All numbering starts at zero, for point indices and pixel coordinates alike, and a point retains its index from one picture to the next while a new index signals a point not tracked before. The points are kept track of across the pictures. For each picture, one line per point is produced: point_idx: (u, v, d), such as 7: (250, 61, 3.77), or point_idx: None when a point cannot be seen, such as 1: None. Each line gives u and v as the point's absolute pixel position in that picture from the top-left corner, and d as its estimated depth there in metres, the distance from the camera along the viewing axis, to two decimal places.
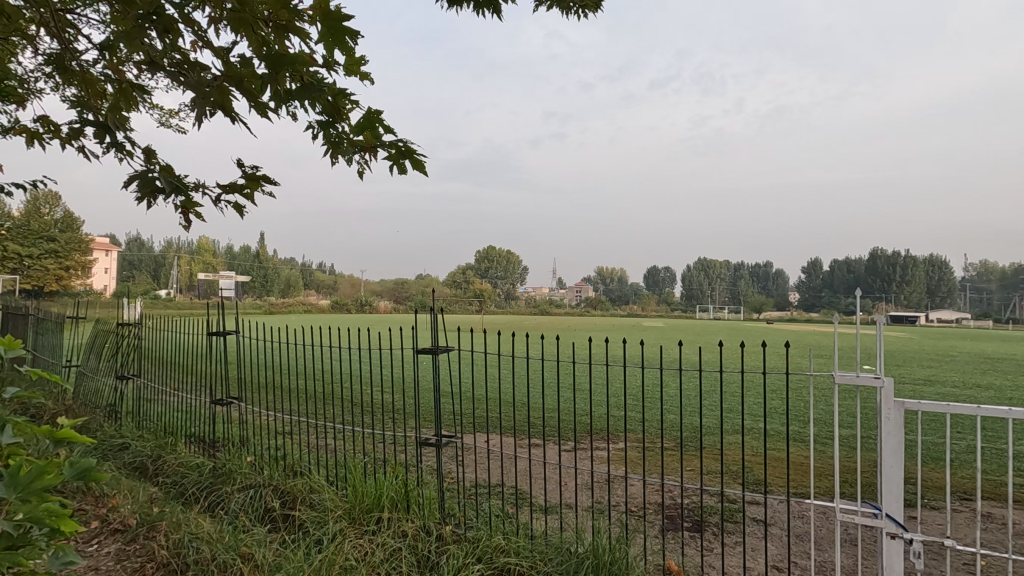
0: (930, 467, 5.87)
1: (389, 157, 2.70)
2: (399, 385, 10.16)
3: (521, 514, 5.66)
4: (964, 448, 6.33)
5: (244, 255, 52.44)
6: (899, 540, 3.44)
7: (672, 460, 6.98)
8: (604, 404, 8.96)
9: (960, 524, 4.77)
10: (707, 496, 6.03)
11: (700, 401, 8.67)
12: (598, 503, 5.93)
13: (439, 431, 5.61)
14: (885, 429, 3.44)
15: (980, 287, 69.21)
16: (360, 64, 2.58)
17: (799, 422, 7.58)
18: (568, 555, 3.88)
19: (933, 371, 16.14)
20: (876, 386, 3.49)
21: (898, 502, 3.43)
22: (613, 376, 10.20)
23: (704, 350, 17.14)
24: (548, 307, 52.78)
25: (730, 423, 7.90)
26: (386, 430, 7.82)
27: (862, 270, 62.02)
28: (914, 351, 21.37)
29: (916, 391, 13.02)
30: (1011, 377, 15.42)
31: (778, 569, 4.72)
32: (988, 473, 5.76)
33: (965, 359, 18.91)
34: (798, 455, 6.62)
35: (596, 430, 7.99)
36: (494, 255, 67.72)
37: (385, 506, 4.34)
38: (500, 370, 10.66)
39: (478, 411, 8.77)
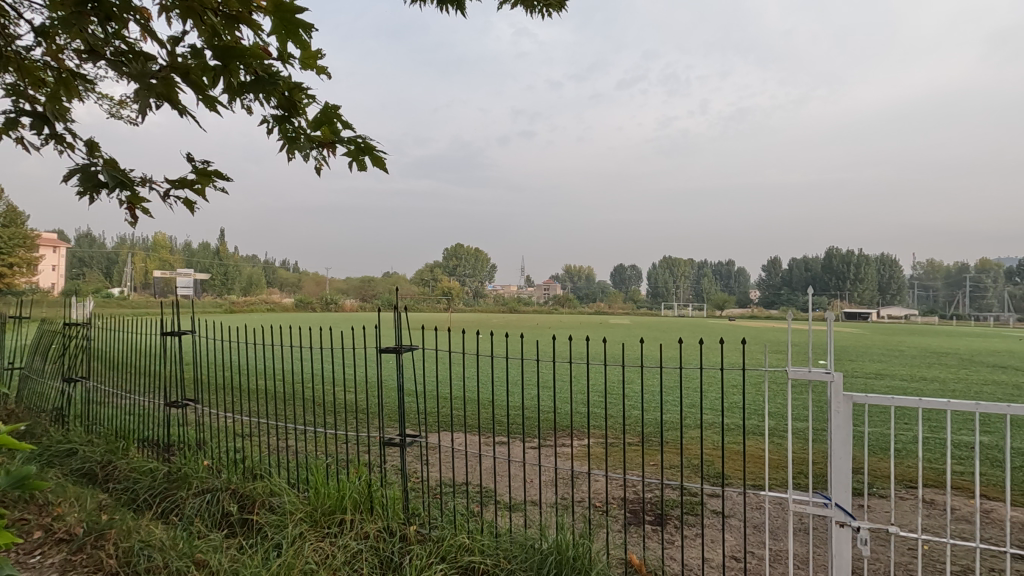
0: (878, 457, 6.14)
1: (348, 154, 2.73)
2: (363, 385, 10.01)
3: (487, 512, 5.70)
4: (909, 438, 6.64)
5: (203, 252, 50.73)
6: (848, 528, 3.59)
7: (634, 454, 7.12)
8: (568, 400, 9.08)
9: (905, 511, 5.01)
10: (668, 489, 6.17)
11: (663, 396, 8.83)
12: (562, 499, 6.01)
13: (403, 431, 5.55)
14: (834, 422, 3.58)
15: (928, 285, 72.59)
16: (317, 57, 2.56)
17: (756, 415, 7.83)
18: (531, 551, 3.89)
19: (882, 366, 16.87)
20: (827, 380, 3.61)
21: (846, 491, 3.58)
22: (578, 373, 10.34)
23: (668, 347, 17.49)
24: (516, 305, 52.88)
25: (690, 418, 8.10)
26: (349, 432, 7.70)
27: (818, 268, 64.24)
28: (866, 346, 22.29)
29: (867, 385, 13.58)
30: (954, 370, 16.24)
31: (734, 559, 4.87)
32: (930, 461, 6.07)
33: (913, 354, 19.81)
34: (755, 448, 6.83)
35: (561, 426, 8.10)
36: (462, 253, 67.49)
37: (348, 508, 4.28)
38: (467, 369, 10.65)
39: (444, 410, 8.75)
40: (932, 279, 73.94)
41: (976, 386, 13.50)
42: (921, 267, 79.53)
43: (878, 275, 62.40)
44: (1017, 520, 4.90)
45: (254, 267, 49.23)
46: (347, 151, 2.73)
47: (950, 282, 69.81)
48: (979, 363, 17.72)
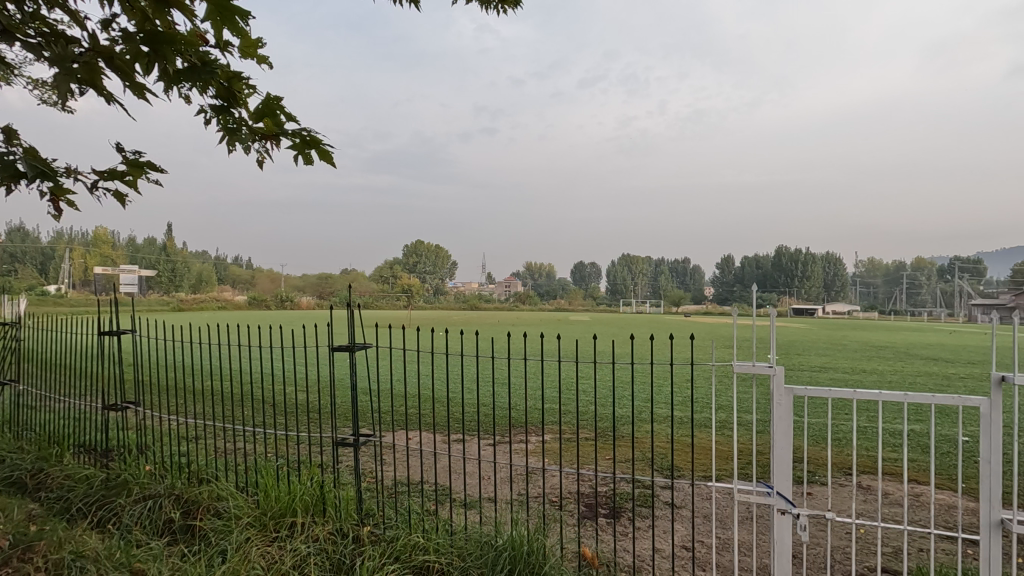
0: (817, 446, 6.45)
1: (293, 146, 2.68)
2: (315, 385, 9.80)
3: (442, 510, 5.69)
4: (847, 427, 6.98)
5: (147, 247, 48.25)
6: (788, 515, 3.75)
7: (587, 449, 7.27)
8: (523, 397, 9.19)
9: (842, 497, 5.28)
10: (621, 482, 6.30)
11: (619, 393, 8.99)
12: (517, 495, 6.06)
13: (357, 431, 5.43)
14: (777, 414, 3.73)
15: (868, 282, 76.61)
16: (257, 46, 2.49)
17: (703, 408, 8.11)
18: (485, 547, 3.89)
19: (826, 359, 17.66)
20: (769, 374, 3.75)
21: (787, 479, 3.74)
22: (532, 370, 10.47)
23: (623, 343, 17.84)
24: (477, 302, 52.74)
25: (641, 411, 8.32)
26: (302, 433, 7.53)
27: (769, 266, 66.75)
28: (808, 341, 23.39)
29: (811, 377, 14.23)
30: (889, 362, 17.23)
31: (683, 548, 5.03)
32: (865, 449, 6.42)
33: (853, 347, 20.89)
34: (703, 439, 7.06)
35: (515, 422, 8.18)
36: (422, 250, 66.79)
37: (299, 510, 4.19)
38: (424, 367, 10.61)
39: (399, 409, 8.69)
40: (872, 277, 77.99)
41: (909, 377, 14.34)
42: (861, 265, 83.90)
43: (823, 273, 65.35)
44: (943, 503, 5.23)
45: (203, 264, 47.20)
46: (292, 145, 2.67)
47: (888, 280, 73.89)
48: (913, 355, 18.80)
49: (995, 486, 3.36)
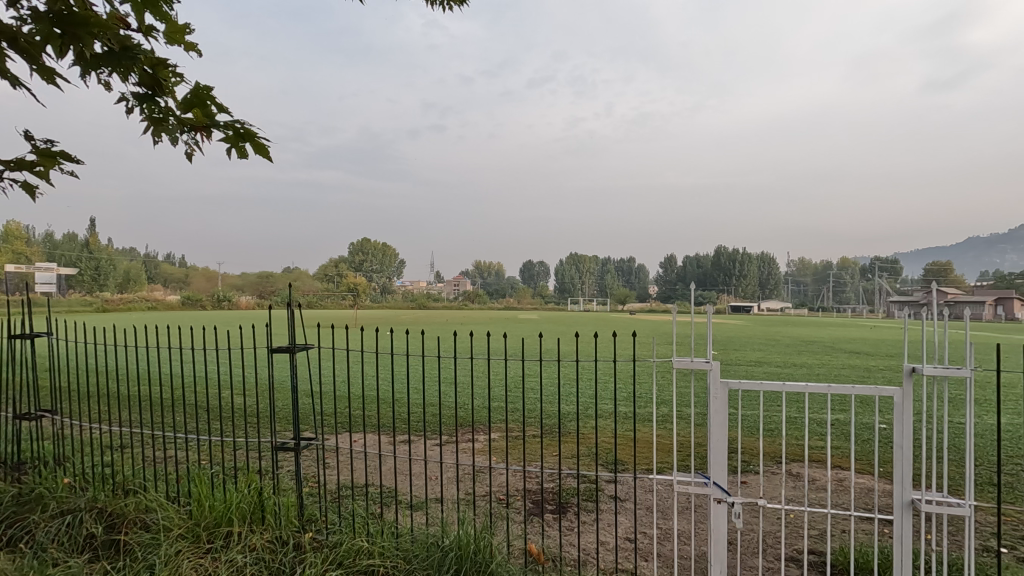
0: (752, 436, 6.76)
1: (226, 139, 2.57)
2: (254, 388, 9.41)
3: (387, 512, 5.60)
4: (778, 417, 7.35)
5: (67, 243, 44.75)
6: (724, 504, 3.91)
7: (533, 445, 7.34)
8: (470, 395, 9.19)
9: (773, 485, 5.57)
10: (566, 477, 6.40)
11: (568, 390, 9.13)
12: (464, 495, 6.04)
13: (298, 435, 5.24)
14: (713, 407, 3.88)
15: (799, 281, 81.05)
16: (185, 32, 2.37)
17: (645, 402, 8.37)
18: (432, 548, 3.85)
19: (761, 354, 18.53)
20: (706, 369, 3.89)
21: (722, 470, 3.92)
22: (480, 368, 10.47)
23: (570, 340, 18.10)
24: (425, 301, 52.12)
25: (586, 407, 8.48)
26: (240, 440, 7.21)
27: (709, 266, 69.46)
28: (745, 337, 24.51)
29: (747, 372, 14.90)
30: (817, 356, 18.30)
31: (626, 540, 5.16)
32: (794, 438, 6.79)
33: (785, 343, 22.04)
34: (646, 433, 7.28)
35: (462, 421, 8.16)
36: (369, 248, 65.41)
37: (235, 519, 4.01)
38: (369, 368, 10.41)
39: (343, 411, 8.48)
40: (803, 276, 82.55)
41: (835, 370, 15.27)
42: (793, 265, 88.70)
43: (759, 272, 68.61)
44: (862, 486, 5.61)
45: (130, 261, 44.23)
46: (225, 137, 2.56)
47: (817, 279, 78.47)
48: (839, 350, 20.01)
49: (907, 469, 3.63)
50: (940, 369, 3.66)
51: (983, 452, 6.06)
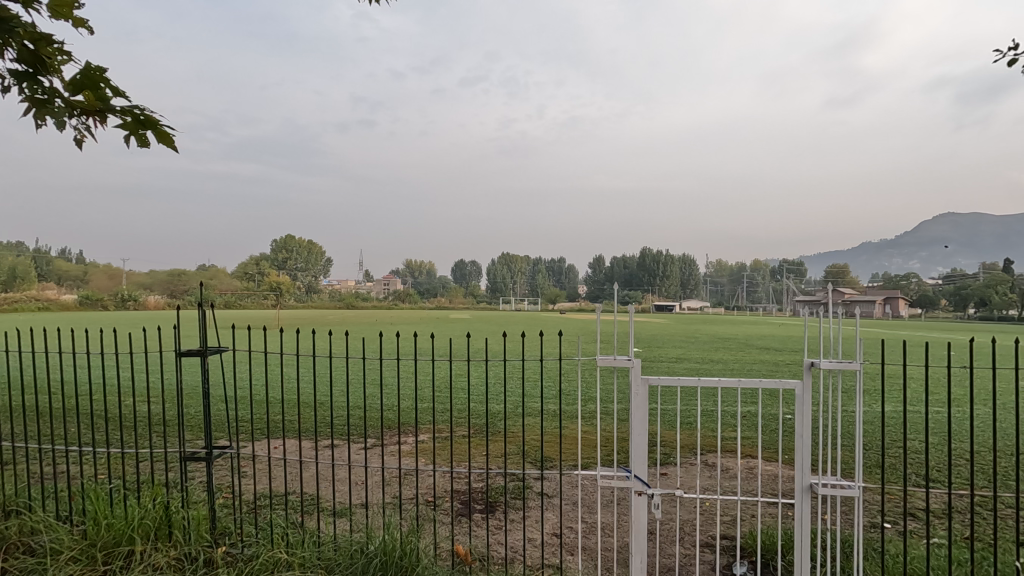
0: (671, 430, 7.08)
1: (123, 126, 2.38)
2: (162, 394, 8.76)
3: (310, 520, 5.38)
4: (694, 410, 7.77)
5: None
6: (643, 496, 4.06)
7: (463, 446, 7.32)
8: (400, 397, 9.04)
9: (689, 475, 5.85)
10: (495, 477, 6.42)
11: (497, 388, 9.21)
12: (391, 499, 5.91)
13: (212, 444, 4.92)
14: (634, 402, 4.02)
15: (717, 281, 85.96)
16: (72, 7, 2.18)
17: (573, 400, 8.56)
18: (356, 555, 3.73)
19: (681, 352, 19.48)
20: (628, 366, 4.03)
21: (642, 463, 4.08)
22: (410, 369, 10.32)
23: (501, 340, 18.20)
24: (353, 300, 50.61)
25: (518, 406, 8.56)
26: (144, 452, 6.67)
27: (635, 266, 72.19)
28: (667, 335, 25.69)
29: (668, 368, 15.59)
30: (732, 352, 19.50)
31: (552, 535, 5.26)
32: (708, 429, 7.19)
33: (702, 340, 23.32)
34: (572, 430, 7.47)
35: (392, 424, 8.00)
36: (294, 245, 62.62)
37: (137, 537, 3.70)
38: (292, 372, 10.00)
39: (264, 417, 8.10)
40: (720, 277, 87.58)
41: (747, 365, 16.32)
42: (711, 266, 93.99)
43: (680, 272, 72.06)
44: (768, 472, 6.02)
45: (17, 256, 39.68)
46: (122, 124, 2.36)
47: (733, 279, 83.58)
48: (750, 346, 21.38)
49: (806, 455, 3.94)
50: (834, 362, 4.00)
51: (871, 437, 6.69)
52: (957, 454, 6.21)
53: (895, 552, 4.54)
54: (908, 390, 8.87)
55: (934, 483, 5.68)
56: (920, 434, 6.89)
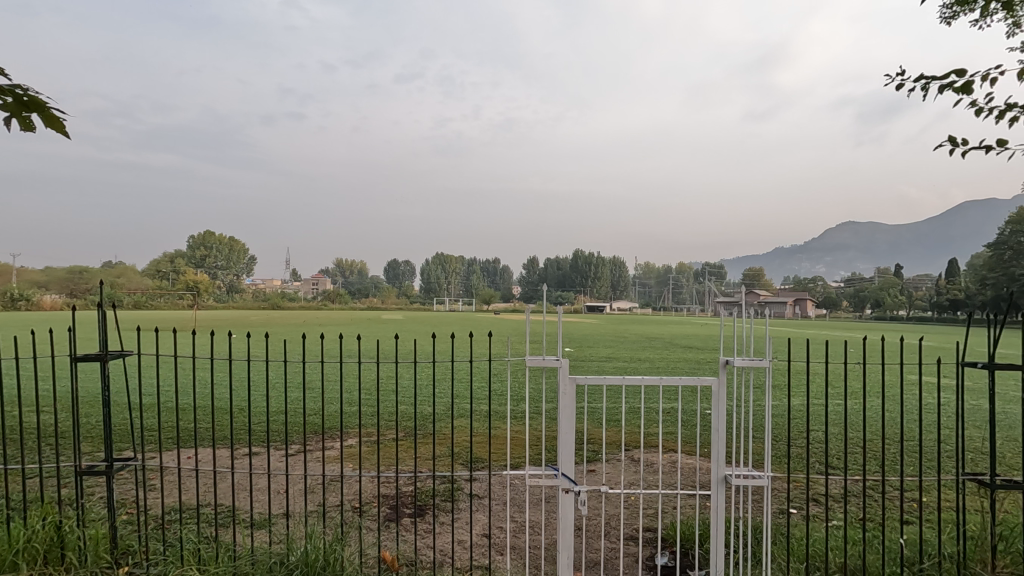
0: (599, 427, 7.28)
1: (5, 108, 2.14)
2: (59, 403, 8.01)
3: (226, 533, 5.08)
4: (621, 408, 8.03)
5: None
6: (570, 493, 4.15)
7: (396, 450, 7.17)
8: (332, 400, 8.78)
9: (614, 472, 6.03)
10: (425, 479, 6.34)
11: (428, 389, 9.13)
12: (316, 506, 5.70)
13: (113, 455, 4.53)
14: (562, 402, 4.10)
15: (645, 283, 89.29)
16: None
17: (507, 399, 8.61)
18: (275, 568, 3.57)
19: (611, 350, 20.11)
20: (556, 366, 4.09)
21: (570, 461, 4.16)
22: (343, 372, 10.04)
23: (435, 340, 18.05)
24: (278, 300, 48.42)
25: (455, 407, 8.52)
26: (35, 467, 6.07)
27: (569, 268, 73.65)
28: (597, 334, 26.39)
29: (598, 368, 16.03)
30: (658, 351, 20.33)
31: (481, 536, 5.25)
32: (633, 425, 7.45)
33: (631, 339, 24.14)
34: (503, 430, 7.51)
35: (320, 428, 7.73)
36: (213, 241, 58.94)
37: (22, 562, 3.34)
38: (212, 378, 9.45)
39: (177, 424, 7.59)
40: (647, 279, 91.05)
41: (672, 363, 17.08)
42: (640, 268, 97.49)
43: (610, 274, 74.27)
44: (687, 465, 6.32)
45: None
46: (2, 106, 2.12)
47: (660, 281, 87.14)
48: (673, 345, 22.37)
49: (721, 447, 4.16)
50: (746, 360, 4.25)
51: (779, 429, 7.17)
52: (852, 442, 6.79)
53: (799, 535, 4.91)
54: (813, 385, 9.58)
55: (833, 470, 6.18)
56: (821, 424, 7.46)
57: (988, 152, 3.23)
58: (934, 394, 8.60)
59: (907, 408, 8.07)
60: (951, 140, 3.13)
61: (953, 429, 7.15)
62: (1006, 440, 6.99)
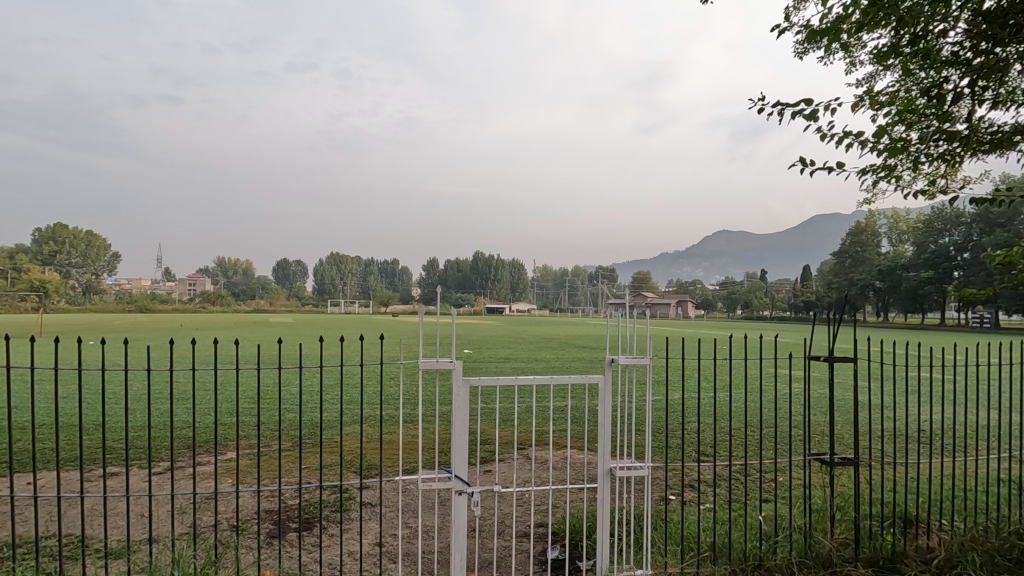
0: (494, 427, 7.38)
1: None
2: None
3: (73, 566, 4.44)
4: (517, 408, 8.19)
5: None
6: (463, 495, 4.14)
7: (284, 460, 6.72)
8: (211, 411, 8.06)
9: (508, 471, 6.12)
10: (313, 490, 6.00)
11: (317, 395, 8.69)
12: (186, 528, 5.17)
13: None
14: (456, 404, 4.08)
15: (543, 285, 91.84)
16: None
17: (403, 403, 8.42)
18: None
19: (510, 351, 20.44)
20: (450, 368, 4.06)
21: (463, 462, 4.15)
22: (224, 382, 9.28)
23: (328, 345, 17.26)
24: (148, 302, 43.70)
25: (348, 414, 8.17)
26: None
27: (469, 269, 73.76)
28: (496, 336, 26.67)
29: (497, 368, 16.21)
30: (553, 351, 20.94)
31: (371, 546, 5.07)
32: (528, 425, 7.63)
33: (528, 340, 24.68)
34: (399, 435, 7.32)
35: (196, 441, 7.07)
36: (64, 236, 51.46)
37: None
38: (63, 392, 8.31)
39: (15, 446, 6.56)
40: (545, 281, 93.71)
41: (567, 363, 17.66)
42: (538, 270, 99.96)
43: (509, 276, 75.51)
44: (578, 461, 6.57)
45: None
46: None
47: (557, 283, 90.05)
48: (568, 345, 23.22)
49: (606, 442, 4.37)
50: (629, 358, 4.50)
51: (660, 422, 7.70)
52: (724, 431, 7.45)
53: (675, 519, 5.29)
54: (691, 379, 10.40)
55: (705, 457, 6.74)
56: (695, 416, 8.12)
57: (830, 173, 3.74)
58: (788, 384, 9.69)
59: (767, 397, 9.02)
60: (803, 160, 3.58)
61: (802, 415, 8.11)
62: (843, 423, 8.05)
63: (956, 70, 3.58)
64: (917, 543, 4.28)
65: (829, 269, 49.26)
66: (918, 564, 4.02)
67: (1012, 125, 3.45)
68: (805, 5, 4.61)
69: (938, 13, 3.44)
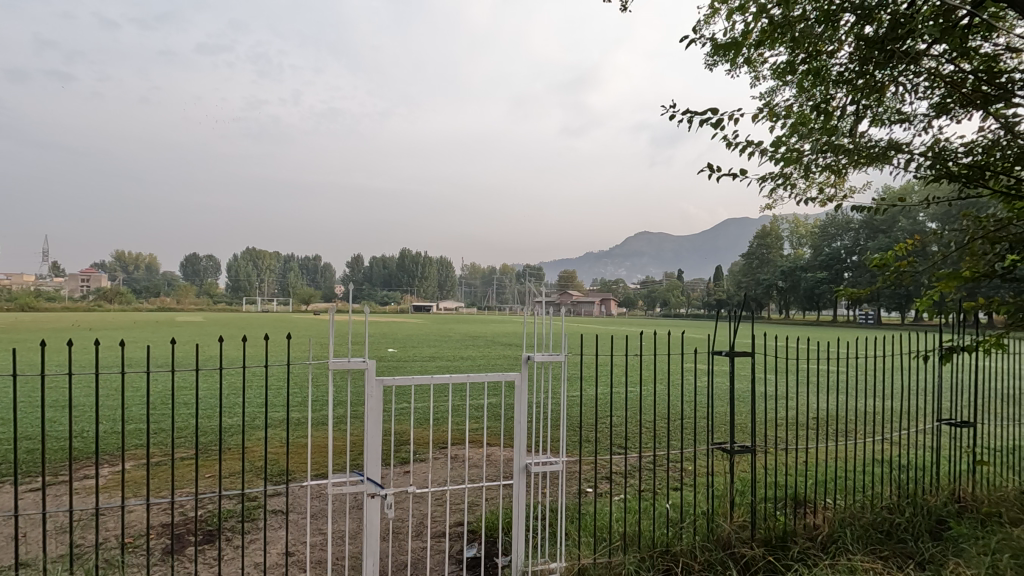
0: (410, 428, 7.26)
1: None
2: None
3: None
4: (435, 408, 8.10)
5: None
6: (376, 498, 3.99)
7: (184, 469, 6.26)
8: (96, 420, 7.37)
9: (424, 471, 6.02)
10: (216, 500, 5.61)
11: (220, 400, 8.18)
12: (67, 549, 4.67)
13: None
14: (368, 405, 3.94)
15: (471, 283, 91.48)
16: None
17: (316, 405, 8.12)
18: None
19: (434, 350, 20.21)
20: (362, 368, 3.91)
21: (376, 465, 4.01)
22: (112, 389, 8.53)
23: (238, 346, 16.26)
24: (31, 299, 39.19)
25: (255, 418, 7.76)
26: None
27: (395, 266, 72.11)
28: (421, 334, 26.22)
29: (419, 367, 15.92)
30: (478, 349, 20.91)
31: (279, 555, 4.81)
32: (445, 424, 7.58)
33: (453, 338, 24.45)
34: (311, 438, 7.02)
35: (78, 454, 6.43)
36: None
37: None
38: None
39: None
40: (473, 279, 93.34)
41: (490, 361, 17.70)
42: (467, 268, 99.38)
43: (437, 273, 74.64)
44: (497, 457, 6.58)
45: None
46: None
47: (485, 281, 90.02)
48: (492, 343, 23.23)
49: (522, 438, 4.38)
50: (545, 356, 4.49)
51: (576, 418, 7.88)
52: (636, 425, 7.75)
53: (589, 512, 5.41)
54: (608, 376, 10.71)
55: (618, 450, 6.97)
56: (611, 411, 8.37)
57: (734, 179, 3.91)
58: (696, 378, 10.20)
59: (677, 391, 9.47)
60: (710, 167, 3.72)
61: (707, 407, 8.58)
62: (743, 414, 8.59)
63: (841, 89, 3.88)
64: (806, 522, 4.63)
65: (739, 269, 52.56)
66: (807, 541, 4.34)
67: (887, 141, 3.78)
68: (712, 20, 4.83)
69: (828, 35, 3.74)
